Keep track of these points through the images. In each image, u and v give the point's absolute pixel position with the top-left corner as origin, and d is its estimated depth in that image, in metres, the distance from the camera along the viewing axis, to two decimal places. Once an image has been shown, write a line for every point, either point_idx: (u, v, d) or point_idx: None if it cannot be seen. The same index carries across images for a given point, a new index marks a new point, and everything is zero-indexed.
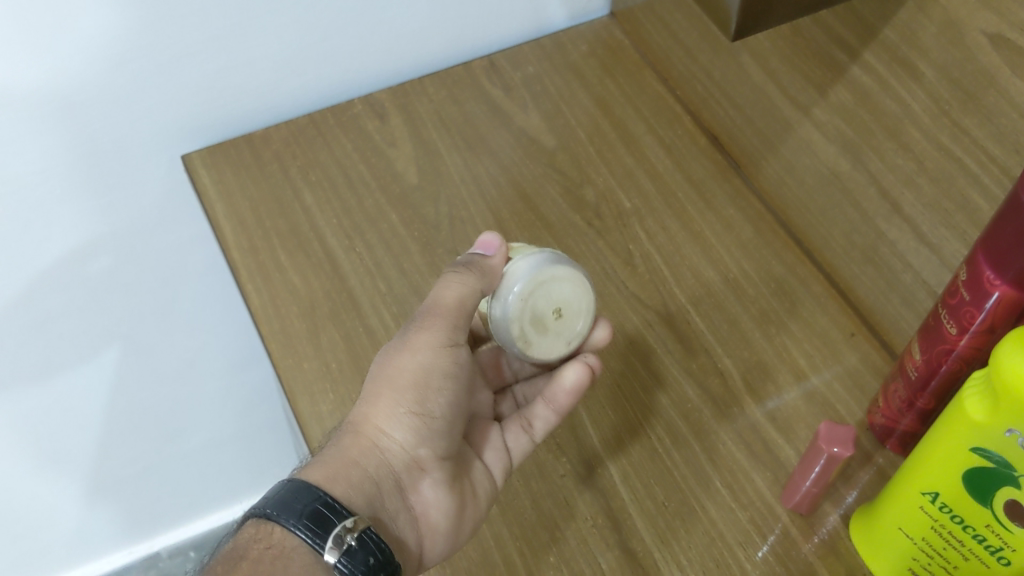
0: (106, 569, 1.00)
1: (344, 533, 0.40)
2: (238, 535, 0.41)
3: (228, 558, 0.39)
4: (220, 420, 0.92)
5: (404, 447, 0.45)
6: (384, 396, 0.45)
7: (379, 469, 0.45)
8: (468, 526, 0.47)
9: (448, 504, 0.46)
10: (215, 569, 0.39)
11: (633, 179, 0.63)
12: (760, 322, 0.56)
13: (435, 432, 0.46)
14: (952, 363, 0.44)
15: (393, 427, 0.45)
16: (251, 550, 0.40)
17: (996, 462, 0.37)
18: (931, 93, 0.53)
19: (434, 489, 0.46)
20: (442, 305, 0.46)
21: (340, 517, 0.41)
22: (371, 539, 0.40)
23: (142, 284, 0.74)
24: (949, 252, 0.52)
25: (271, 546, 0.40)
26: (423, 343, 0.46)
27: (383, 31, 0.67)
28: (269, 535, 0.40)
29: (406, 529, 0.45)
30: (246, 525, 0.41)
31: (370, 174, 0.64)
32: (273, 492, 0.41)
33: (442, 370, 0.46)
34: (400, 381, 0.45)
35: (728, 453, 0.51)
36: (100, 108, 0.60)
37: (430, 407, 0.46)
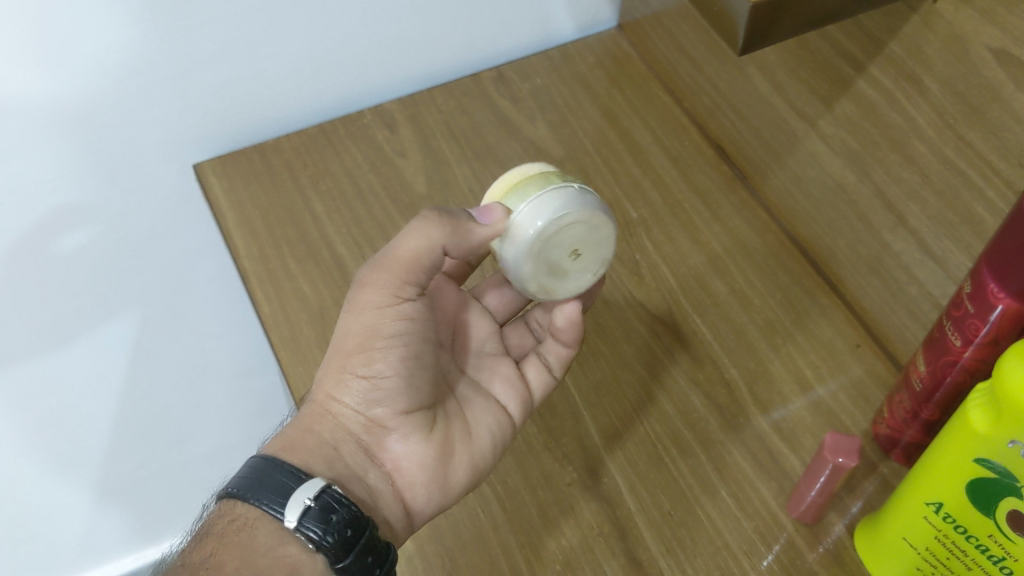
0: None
1: (303, 495, 0.41)
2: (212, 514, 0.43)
3: (196, 538, 0.41)
4: (226, 428, 0.93)
5: (359, 409, 0.46)
6: (333, 361, 0.46)
7: (335, 432, 0.46)
8: (453, 473, 0.48)
9: (416, 454, 0.47)
10: (185, 550, 0.41)
11: (640, 189, 0.64)
12: (766, 333, 0.56)
13: (393, 391, 0.46)
14: (957, 374, 0.44)
15: (342, 393, 0.46)
16: (216, 527, 0.41)
17: (998, 473, 0.37)
18: (938, 109, 0.50)
19: (401, 442, 0.47)
20: (397, 259, 0.46)
21: (297, 481, 0.42)
22: (334, 498, 0.41)
23: (151, 291, 0.75)
24: (954, 265, 0.51)
25: (234, 521, 0.41)
26: (365, 303, 0.46)
27: (392, 41, 0.67)
28: (232, 510, 0.42)
29: (384, 492, 0.46)
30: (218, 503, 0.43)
31: (380, 183, 0.65)
32: (237, 471, 0.43)
33: (388, 329, 0.46)
34: (346, 346, 0.46)
35: (734, 462, 0.51)
36: (112, 115, 0.61)
37: (377, 367, 0.45)
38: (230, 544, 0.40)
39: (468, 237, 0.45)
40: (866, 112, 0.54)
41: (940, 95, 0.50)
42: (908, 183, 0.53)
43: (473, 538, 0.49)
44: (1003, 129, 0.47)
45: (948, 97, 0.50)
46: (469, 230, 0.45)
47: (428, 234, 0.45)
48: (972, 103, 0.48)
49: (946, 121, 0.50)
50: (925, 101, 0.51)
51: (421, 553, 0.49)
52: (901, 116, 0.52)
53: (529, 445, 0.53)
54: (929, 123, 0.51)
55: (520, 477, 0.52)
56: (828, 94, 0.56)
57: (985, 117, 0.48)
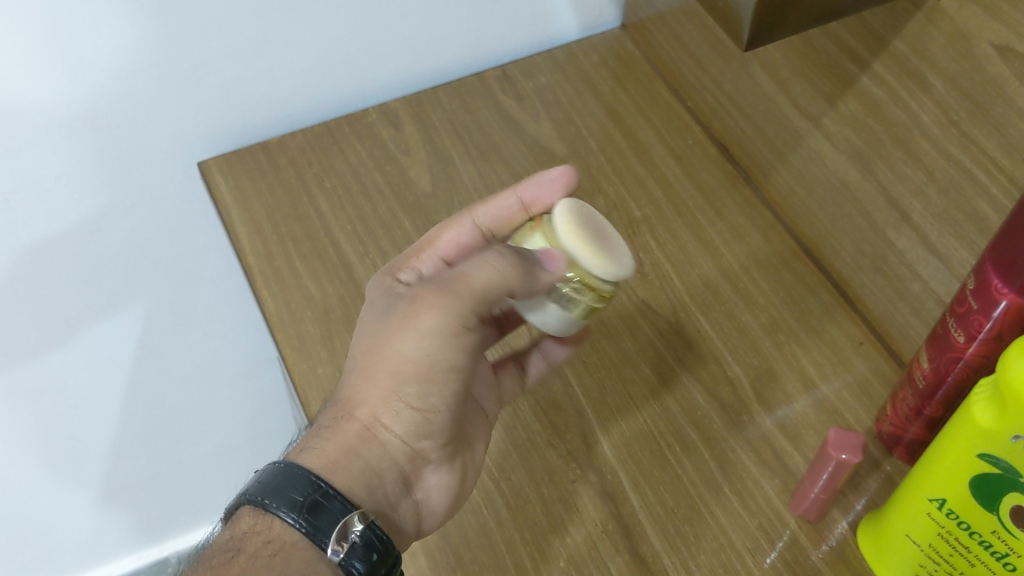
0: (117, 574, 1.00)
1: (348, 529, 0.41)
2: (236, 525, 0.42)
3: (225, 551, 0.40)
4: (231, 428, 0.93)
5: (406, 439, 0.46)
6: (384, 384, 0.45)
7: (379, 458, 0.46)
8: (466, 494, 0.49)
9: (448, 485, 0.48)
10: (210, 562, 0.40)
11: (644, 188, 0.64)
12: (770, 331, 0.56)
13: (438, 423, 0.46)
14: (961, 370, 0.44)
15: (392, 419, 0.45)
16: (249, 544, 0.40)
17: (1002, 468, 0.37)
18: (942, 106, 0.50)
19: (436, 472, 0.48)
20: (466, 286, 0.44)
21: (340, 508, 0.41)
22: (375, 535, 0.41)
23: (156, 289, 0.75)
24: (958, 261, 0.51)
25: (269, 540, 0.40)
26: (425, 328, 0.44)
27: (396, 39, 0.67)
28: (267, 527, 0.41)
29: (405, 513, 0.47)
30: (243, 514, 0.42)
31: (384, 181, 0.65)
32: (268, 482, 0.42)
33: (447, 360, 0.45)
34: (403, 370, 0.44)
35: (738, 460, 0.51)
36: (119, 112, 0.61)
37: (430, 398, 0.45)
38: (266, 565, 0.39)
39: (541, 280, 0.45)
40: (870, 109, 0.54)
41: (946, 92, 0.50)
42: (912, 180, 0.53)
43: (476, 535, 0.50)
44: (1006, 125, 0.47)
45: (953, 94, 0.49)
46: (538, 274, 0.45)
47: (504, 272, 0.43)
48: (977, 100, 0.48)
49: (950, 118, 0.50)
50: (929, 98, 0.51)
51: (425, 550, 0.49)
52: (906, 114, 0.52)
53: (533, 442, 0.53)
54: (933, 120, 0.51)
55: (524, 474, 0.52)
56: (831, 92, 0.56)
57: (990, 113, 0.48)
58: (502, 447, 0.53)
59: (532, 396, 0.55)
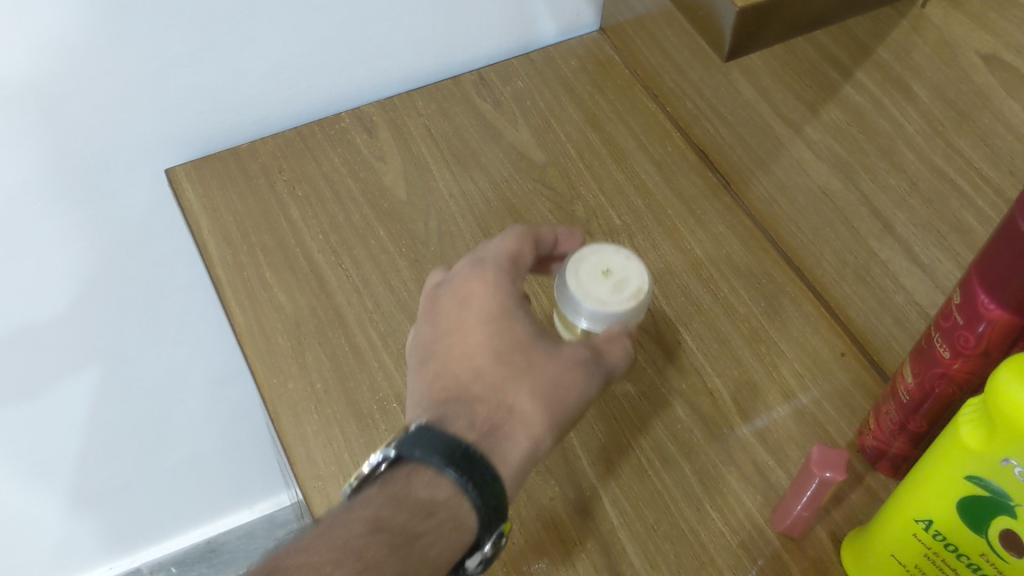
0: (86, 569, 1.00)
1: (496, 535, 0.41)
2: (411, 479, 0.40)
3: (416, 509, 0.38)
4: (204, 437, 0.92)
5: None
6: (531, 407, 0.44)
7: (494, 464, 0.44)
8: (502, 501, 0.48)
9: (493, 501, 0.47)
10: (403, 512, 0.38)
11: (623, 196, 0.62)
12: (751, 342, 0.55)
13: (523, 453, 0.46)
14: (946, 386, 0.44)
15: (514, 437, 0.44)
16: (435, 505, 0.39)
17: (990, 490, 0.37)
18: (927, 115, 0.57)
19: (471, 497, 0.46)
20: (605, 351, 0.46)
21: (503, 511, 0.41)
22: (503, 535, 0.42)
23: (124, 299, 0.73)
24: (943, 273, 0.54)
25: (446, 504, 0.39)
26: (585, 385, 0.45)
27: (370, 42, 0.66)
28: (442, 485, 0.40)
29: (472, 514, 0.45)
30: (417, 470, 0.40)
31: (358, 189, 0.63)
32: (449, 443, 0.41)
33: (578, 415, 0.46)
34: (556, 402, 0.44)
35: (718, 473, 0.50)
36: (83, 118, 0.59)
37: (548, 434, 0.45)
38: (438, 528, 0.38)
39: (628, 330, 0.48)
40: (853, 119, 0.59)
41: (930, 101, 0.57)
42: (896, 191, 0.57)
43: None
44: (992, 135, 0.55)
45: (938, 104, 0.57)
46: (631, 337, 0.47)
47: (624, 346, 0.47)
48: (962, 109, 0.56)
49: (935, 127, 0.57)
50: (913, 106, 0.58)
51: None
52: (889, 123, 0.58)
53: None
54: (917, 128, 0.57)
55: None
56: (814, 100, 0.61)
57: (974, 123, 0.56)
58: None
59: None
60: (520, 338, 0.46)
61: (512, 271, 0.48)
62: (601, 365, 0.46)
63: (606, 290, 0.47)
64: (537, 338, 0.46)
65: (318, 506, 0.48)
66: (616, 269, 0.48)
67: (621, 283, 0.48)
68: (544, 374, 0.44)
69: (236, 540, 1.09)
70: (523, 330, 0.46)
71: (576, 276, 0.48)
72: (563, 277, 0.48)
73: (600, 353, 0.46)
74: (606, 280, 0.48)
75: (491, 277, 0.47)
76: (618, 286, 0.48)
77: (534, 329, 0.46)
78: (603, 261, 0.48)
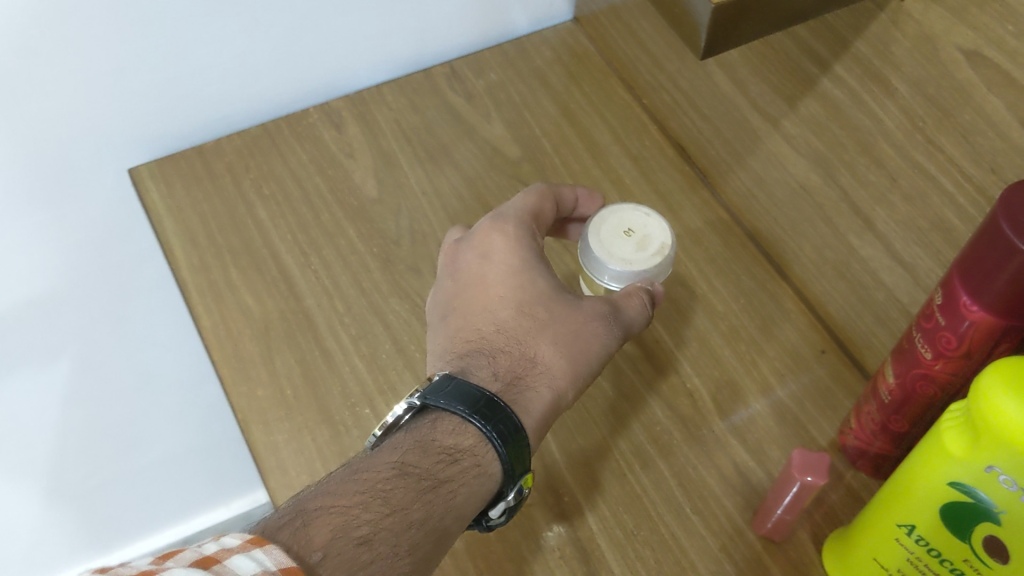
0: None
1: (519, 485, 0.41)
2: (437, 426, 0.40)
3: (441, 455, 0.38)
4: (177, 438, 0.90)
5: None
6: (552, 358, 0.44)
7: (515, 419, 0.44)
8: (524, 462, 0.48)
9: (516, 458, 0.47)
10: (428, 459, 0.38)
11: (600, 191, 0.61)
12: (730, 340, 0.54)
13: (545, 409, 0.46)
14: (928, 387, 0.43)
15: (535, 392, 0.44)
16: (460, 454, 0.39)
17: (973, 497, 0.36)
18: (908, 112, 0.56)
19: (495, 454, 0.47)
20: (625, 303, 0.46)
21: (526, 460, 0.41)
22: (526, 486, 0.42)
23: (91, 302, 0.71)
24: (924, 270, 0.52)
25: (469, 452, 0.39)
26: (605, 338, 0.45)
27: (338, 35, 0.64)
28: (467, 433, 0.39)
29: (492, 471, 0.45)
30: (443, 419, 0.40)
31: (327, 187, 0.62)
32: (474, 391, 0.40)
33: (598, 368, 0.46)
34: (575, 354, 0.45)
35: (697, 475, 0.49)
36: (42, 121, 0.57)
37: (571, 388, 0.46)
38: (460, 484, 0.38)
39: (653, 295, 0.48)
40: (832, 114, 0.58)
41: (911, 98, 0.56)
42: (875, 187, 0.55)
43: None
44: (975, 133, 0.53)
45: (919, 100, 0.56)
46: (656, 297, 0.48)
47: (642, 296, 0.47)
48: (944, 106, 0.55)
49: (915, 123, 0.55)
50: (894, 102, 0.56)
51: None
52: (868, 117, 0.57)
53: None
54: (897, 125, 0.56)
55: None
56: (794, 94, 0.60)
57: (956, 120, 0.54)
58: None
59: None
60: (542, 292, 0.46)
61: (533, 225, 0.48)
62: (620, 319, 0.46)
63: (631, 248, 0.48)
64: (559, 292, 0.46)
65: None
66: (639, 228, 0.49)
67: (644, 242, 0.48)
68: (565, 326, 0.45)
69: None
70: (546, 282, 0.46)
71: (598, 236, 0.49)
72: (586, 238, 0.49)
73: (619, 308, 0.46)
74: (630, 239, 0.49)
75: (512, 231, 0.48)
76: (642, 245, 0.48)
77: (556, 283, 0.47)
78: (626, 221, 0.49)
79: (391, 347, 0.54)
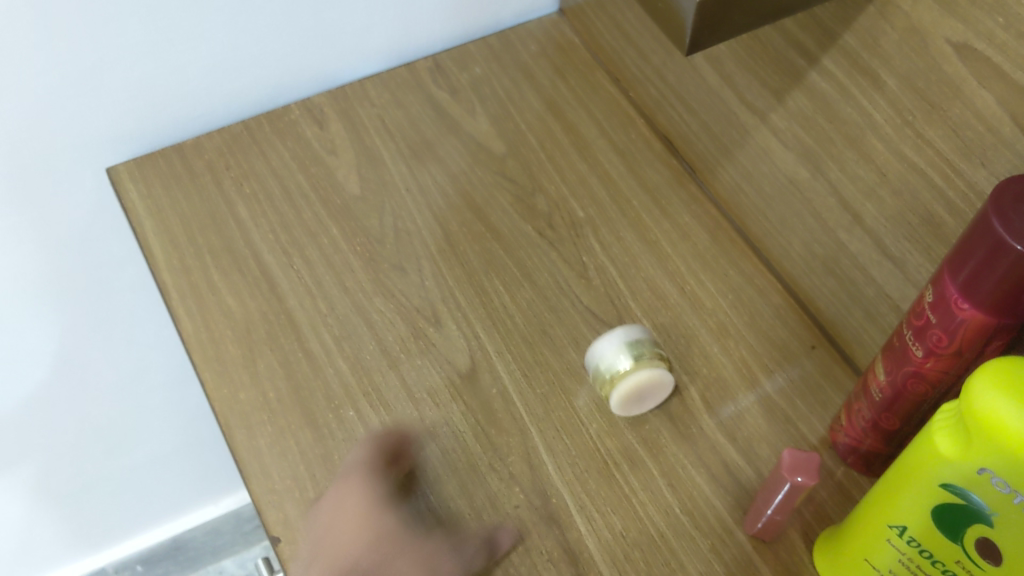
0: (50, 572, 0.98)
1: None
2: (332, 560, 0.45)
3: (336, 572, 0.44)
4: (162, 436, 0.90)
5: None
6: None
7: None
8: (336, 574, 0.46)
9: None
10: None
11: (586, 187, 0.61)
12: (718, 336, 0.54)
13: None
14: (919, 385, 0.42)
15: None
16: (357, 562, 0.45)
17: (966, 499, 0.35)
18: (896, 104, 0.49)
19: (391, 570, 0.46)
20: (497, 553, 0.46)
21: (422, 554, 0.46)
22: None
23: (71, 302, 0.70)
24: (915, 269, 0.49)
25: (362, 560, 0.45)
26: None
27: (317, 29, 0.63)
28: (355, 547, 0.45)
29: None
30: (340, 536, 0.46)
31: (309, 185, 0.61)
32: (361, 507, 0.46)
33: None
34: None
35: (687, 474, 0.49)
36: (18, 121, 0.56)
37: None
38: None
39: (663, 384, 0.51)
40: (821, 108, 0.53)
41: (899, 90, 0.49)
42: (864, 182, 0.51)
43: None
44: (965, 128, 0.46)
45: (908, 92, 0.48)
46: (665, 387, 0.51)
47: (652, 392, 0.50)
48: (933, 101, 0.47)
49: (903, 118, 0.49)
50: (883, 95, 0.49)
51: None
52: (858, 111, 0.51)
53: (473, 465, 0.49)
54: (885, 118, 0.50)
55: (464, 501, 0.47)
56: (781, 86, 0.55)
57: (946, 115, 0.47)
58: (440, 472, 0.48)
59: (471, 412, 0.51)
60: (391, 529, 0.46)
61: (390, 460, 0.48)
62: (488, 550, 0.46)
63: (651, 397, 0.50)
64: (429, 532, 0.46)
65: (273, 522, 0.47)
66: (659, 384, 0.50)
67: (661, 390, 0.50)
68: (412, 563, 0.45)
69: (201, 538, 1.08)
70: (394, 521, 0.46)
71: (625, 404, 0.50)
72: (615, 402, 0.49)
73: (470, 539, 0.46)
74: (649, 397, 0.50)
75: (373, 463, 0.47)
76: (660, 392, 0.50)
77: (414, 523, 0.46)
78: (649, 384, 0.49)
79: (376, 348, 0.53)
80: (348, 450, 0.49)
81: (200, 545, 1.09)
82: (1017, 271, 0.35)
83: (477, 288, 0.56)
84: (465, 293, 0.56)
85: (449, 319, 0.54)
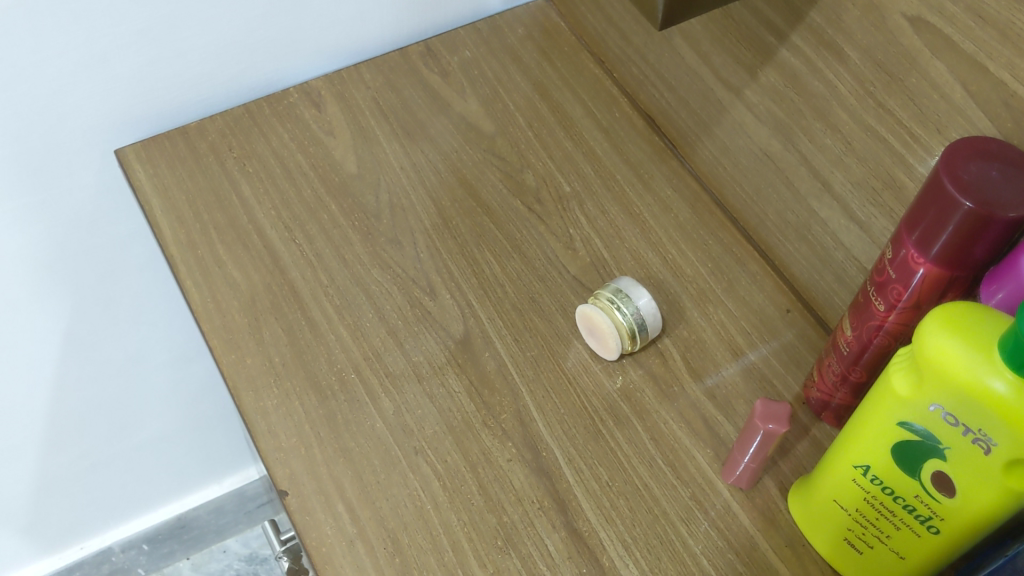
0: (58, 548, 1.01)
1: None
2: None
3: None
4: (167, 414, 0.93)
5: None
6: None
7: None
8: None
9: None
10: None
11: (572, 163, 0.64)
12: (698, 300, 0.57)
13: None
14: (883, 337, 0.45)
15: None
16: None
17: (920, 435, 0.38)
18: (857, 76, 0.53)
19: None
20: None
21: None
22: None
23: (79, 281, 0.73)
24: (880, 231, 0.53)
25: None
26: None
27: (314, 15, 0.66)
28: None
29: None
30: None
31: (308, 163, 0.64)
32: None
33: None
34: None
35: (669, 429, 0.52)
36: (31, 104, 0.59)
37: None
38: None
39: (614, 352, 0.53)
40: (792, 83, 0.56)
41: (862, 65, 0.52)
42: (832, 151, 0.55)
43: (411, 517, 0.48)
44: (920, 95, 0.50)
45: (869, 67, 0.52)
46: (610, 350, 0.53)
47: (603, 339, 0.53)
48: (891, 71, 0.51)
49: (866, 90, 0.53)
50: (846, 70, 0.53)
51: (363, 537, 0.48)
52: (823, 84, 0.55)
53: (468, 423, 0.52)
54: (849, 90, 0.53)
55: (460, 455, 0.50)
56: (753, 63, 0.59)
57: (903, 83, 0.51)
58: (437, 429, 0.51)
59: (465, 374, 0.53)
60: None
61: None
62: None
63: (600, 342, 0.54)
64: None
65: (280, 477, 0.50)
66: (604, 338, 0.53)
67: (610, 346, 0.53)
68: None
69: (206, 516, 1.12)
70: None
71: (585, 319, 0.54)
72: (583, 311, 0.55)
73: None
74: (599, 337, 0.54)
75: None
76: (608, 347, 0.53)
77: None
78: (599, 326, 0.53)
79: (375, 316, 0.56)
80: (350, 410, 0.52)
81: (204, 524, 1.13)
82: (968, 224, 0.38)
83: (469, 259, 0.59)
84: (458, 264, 0.58)
85: (443, 289, 0.57)
